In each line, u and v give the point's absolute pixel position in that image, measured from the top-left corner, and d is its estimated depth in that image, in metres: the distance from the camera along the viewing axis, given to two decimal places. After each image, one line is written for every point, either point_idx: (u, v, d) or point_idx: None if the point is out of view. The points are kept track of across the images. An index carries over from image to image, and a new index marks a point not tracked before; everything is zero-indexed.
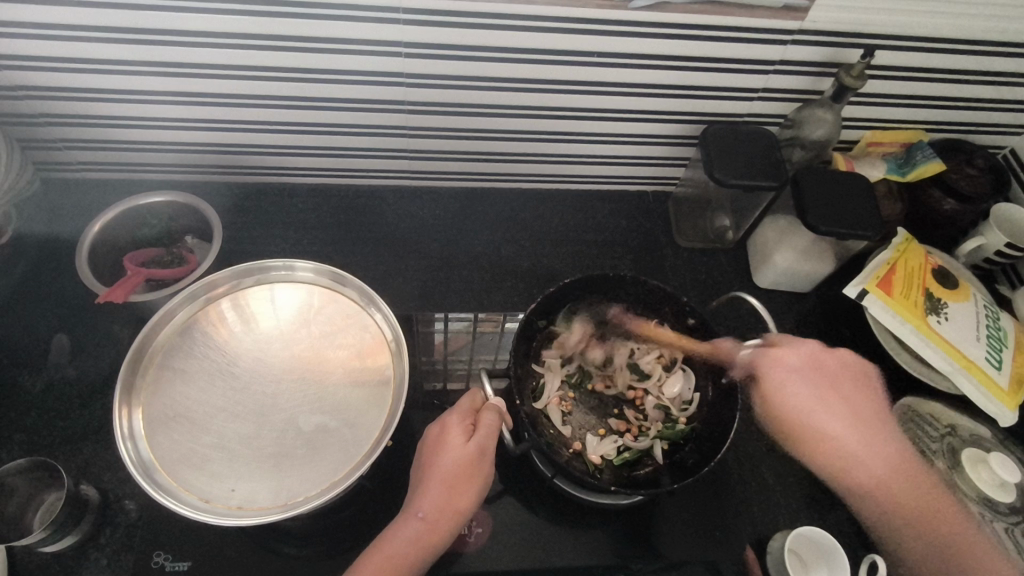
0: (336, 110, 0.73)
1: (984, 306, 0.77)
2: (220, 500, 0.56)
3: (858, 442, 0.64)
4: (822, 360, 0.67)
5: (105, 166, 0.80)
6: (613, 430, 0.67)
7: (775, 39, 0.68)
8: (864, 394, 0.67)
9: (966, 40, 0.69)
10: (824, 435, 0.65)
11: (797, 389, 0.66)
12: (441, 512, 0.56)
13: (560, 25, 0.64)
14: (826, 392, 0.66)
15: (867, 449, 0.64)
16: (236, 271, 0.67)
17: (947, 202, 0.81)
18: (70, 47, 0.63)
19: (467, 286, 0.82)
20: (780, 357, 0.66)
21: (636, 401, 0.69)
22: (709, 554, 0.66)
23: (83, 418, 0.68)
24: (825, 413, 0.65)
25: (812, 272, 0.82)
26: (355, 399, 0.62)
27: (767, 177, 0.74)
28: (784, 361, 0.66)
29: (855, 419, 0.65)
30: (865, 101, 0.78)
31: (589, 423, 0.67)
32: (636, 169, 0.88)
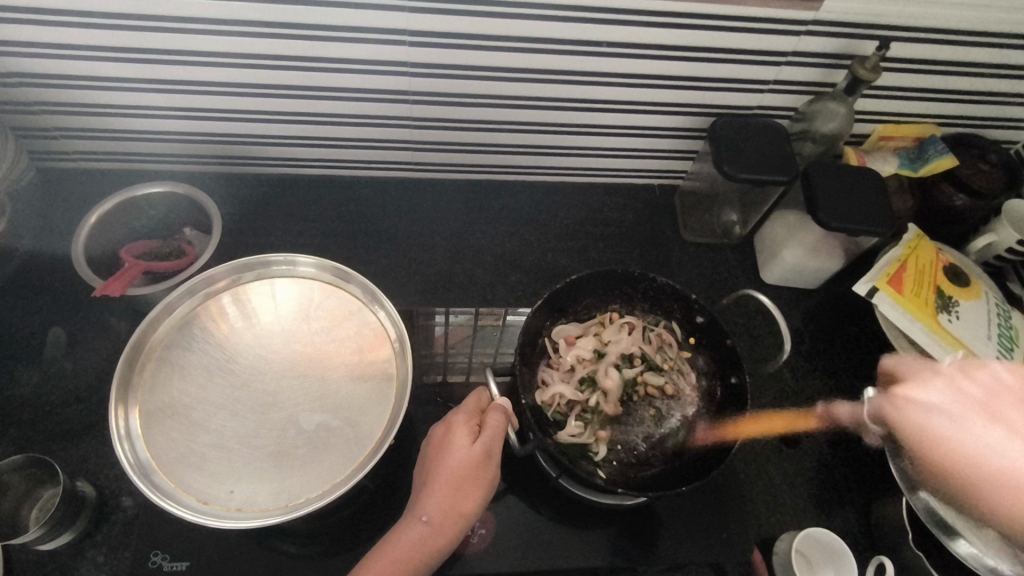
0: (338, 99, 0.71)
1: (994, 304, 0.76)
2: (219, 502, 0.55)
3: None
4: (993, 396, 0.62)
5: (100, 156, 0.79)
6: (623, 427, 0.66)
7: (787, 30, 0.66)
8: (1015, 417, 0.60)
9: (983, 32, 0.68)
10: (946, 445, 0.62)
11: (934, 405, 0.64)
12: (447, 516, 0.55)
13: (567, 14, 0.62)
14: (986, 420, 0.60)
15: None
16: (236, 265, 0.66)
17: (958, 197, 0.79)
18: (63, 33, 0.61)
19: (470, 280, 0.81)
20: (899, 397, 0.68)
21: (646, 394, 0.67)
22: (714, 555, 0.65)
23: (79, 414, 0.67)
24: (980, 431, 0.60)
25: (821, 268, 0.81)
26: (358, 395, 0.61)
27: (779, 172, 0.72)
28: (909, 397, 0.67)
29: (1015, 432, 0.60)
30: (877, 94, 0.76)
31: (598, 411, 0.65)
32: (641, 162, 0.87)
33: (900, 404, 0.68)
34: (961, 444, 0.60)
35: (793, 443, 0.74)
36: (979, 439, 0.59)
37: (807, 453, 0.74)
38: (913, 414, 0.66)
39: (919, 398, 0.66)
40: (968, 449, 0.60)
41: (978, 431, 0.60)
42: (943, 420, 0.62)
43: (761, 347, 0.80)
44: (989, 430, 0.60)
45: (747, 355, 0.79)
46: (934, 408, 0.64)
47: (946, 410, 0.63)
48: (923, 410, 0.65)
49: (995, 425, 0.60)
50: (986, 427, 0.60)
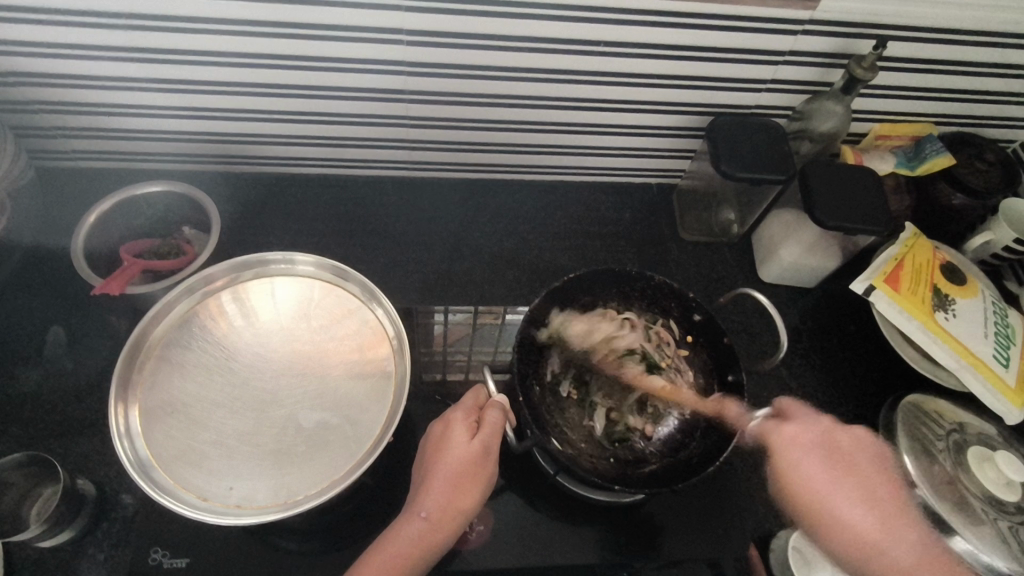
0: (335, 99, 0.72)
1: (991, 302, 0.76)
2: (219, 499, 0.55)
3: (884, 537, 0.59)
4: (837, 441, 0.66)
5: (100, 155, 0.79)
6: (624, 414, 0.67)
7: (785, 29, 0.66)
8: (873, 474, 0.64)
9: (980, 31, 0.68)
10: (824, 505, 0.62)
11: (806, 462, 0.64)
12: (445, 512, 0.55)
13: (565, 13, 0.63)
14: (841, 476, 0.63)
15: (885, 535, 0.59)
16: (234, 264, 0.66)
17: (956, 196, 0.79)
18: (62, 32, 0.61)
19: (468, 279, 0.81)
20: (789, 433, 0.65)
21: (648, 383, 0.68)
22: (712, 552, 0.65)
23: (79, 412, 0.67)
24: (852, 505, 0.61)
25: (819, 267, 0.81)
26: (356, 393, 0.62)
27: (775, 171, 0.72)
28: (796, 436, 0.65)
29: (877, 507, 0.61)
30: (874, 93, 0.77)
31: (599, 401, 0.67)
32: (639, 161, 0.87)
33: (782, 437, 0.65)
34: (818, 489, 0.63)
35: None
36: (822, 485, 0.63)
37: None
38: (785, 444, 0.64)
39: (802, 440, 0.65)
40: (799, 477, 0.63)
41: (840, 489, 0.62)
42: (798, 460, 0.64)
43: (760, 345, 0.80)
44: (846, 489, 0.62)
45: (744, 354, 0.80)
46: (805, 455, 0.64)
47: (809, 454, 0.64)
48: (793, 456, 0.64)
49: (833, 473, 0.63)
50: (840, 484, 0.62)
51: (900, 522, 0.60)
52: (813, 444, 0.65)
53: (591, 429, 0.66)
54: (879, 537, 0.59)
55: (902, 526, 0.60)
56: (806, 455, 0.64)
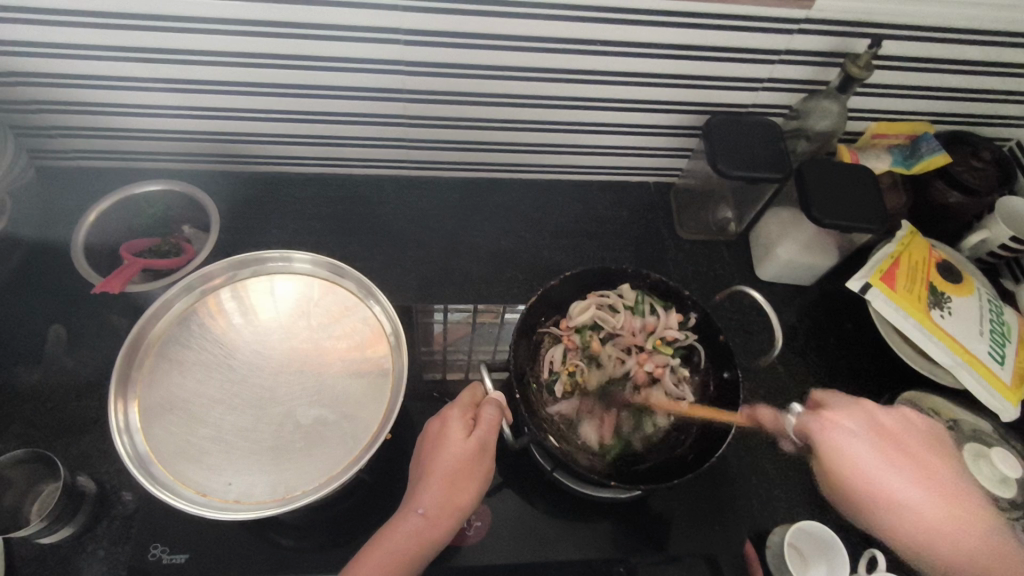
0: (333, 98, 0.72)
1: (987, 300, 0.77)
2: (218, 494, 0.56)
3: (935, 513, 0.57)
4: (879, 420, 0.61)
5: (99, 154, 0.79)
6: (603, 407, 0.67)
7: (780, 28, 0.67)
8: (920, 454, 0.60)
9: (975, 30, 0.68)
10: (883, 494, 0.58)
11: (854, 449, 0.59)
12: (443, 507, 0.56)
13: (561, 12, 0.63)
14: (893, 460, 0.59)
15: (943, 517, 0.56)
16: (232, 262, 0.67)
17: (952, 194, 0.79)
18: (63, 33, 0.62)
19: (467, 277, 0.81)
20: (830, 417, 0.61)
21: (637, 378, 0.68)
22: (709, 548, 0.65)
23: (80, 410, 0.68)
24: (902, 487, 0.58)
25: (816, 263, 0.81)
26: (354, 390, 0.62)
27: (771, 169, 0.72)
28: (839, 422, 0.61)
29: (928, 487, 0.58)
30: (870, 92, 0.77)
31: (594, 390, 0.68)
32: (637, 160, 0.87)
33: (824, 424, 0.61)
34: (868, 474, 0.58)
35: None
36: (880, 471, 0.58)
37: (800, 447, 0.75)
38: (827, 432, 0.60)
39: (843, 423, 0.61)
40: (856, 467, 0.58)
41: (895, 473, 0.58)
42: (849, 447, 0.59)
43: (757, 344, 0.80)
44: (898, 469, 0.58)
45: (742, 351, 0.80)
46: (857, 436, 0.60)
47: (862, 437, 0.60)
48: (843, 433, 0.60)
49: (889, 455, 0.59)
50: (893, 468, 0.58)
51: (958, 500, 0.58)
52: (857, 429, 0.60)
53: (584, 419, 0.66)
54: (937, 518, 0.56)
55: (957, 505, 0.57)
56: (856, 445, 0.59)
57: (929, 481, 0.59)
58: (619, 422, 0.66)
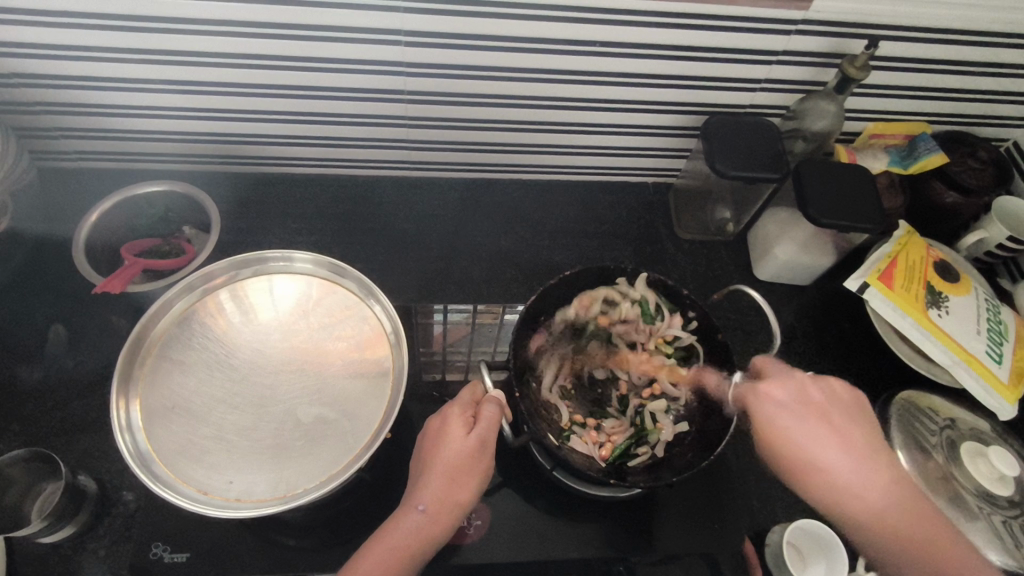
0: (333, 99, 0.72)
1: (984, 299, 0.77)
2: (219, 492, 0.56)
3: (857, 479, 0.54)
4: (813, 393, 0.58)
5: (101, 155, 0.80)
6: (587, 407, 0.68)
7: (778, 29, 0.67)
8: (851, 421, 0.57)
9: (971, 32, 0.69)
10: (802, 459, 0.55)
11: (778, 417, 0.57)
12: (442, 505, 0.56)
13: (560, 14, 0.63)
14: (818, 421, 0.56)
15: (864, 483, 0.54)
16: (234, 261, 0.67)
17: (948, 193, 0.80)
18: (65, 34, 0.62)
19: (467, 277, 0.82)
20: (765, 391, 0.59)
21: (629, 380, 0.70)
22: (707, 546, 0.66)
23: (82, 410, 0.68)
24: (825, 450, 0.55)
25: (813, 264, 0.82)
26: (355, 389, 0.62)
27: (770, 170, 0.73)
28: (771, 393, 0.58)
29: (851, 449, 0.55)
30: (868, 92, 0.78)
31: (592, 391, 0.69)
32: (635, 160, 0.88)
33: (758, 399, 0.59)
34: (798, 445, 0.56)
35: None
36: (806, 438, 0.56)
37: None
38: (762, 406, 0.58)
39: (777, 397, 0.58)
40: (789, 438, 0.56)
41: (818, 435, 0.56)
42: (780, 413, 0.57)
43: (755, 343, 0.81)
44: (828, 436, 0.56)
45: (740, 351, 0.80)
46: (789, 411, 0.57)
47: (795, 412, 0.57)
48: (776, 407, 0.57)
49: (821, 426, 0.56)
50: (816, 427, 0.56)
51: (887, 463, 0.56)
52: (792, 400, 0.58)
53: (580, 418, 0.67)
54: (853, 481, 0.54)
55: (883, 473, 0.55)
56: (790, 415, 0.57)
57: (868, 446, 0.56)
58: (600, 421, 0.67)
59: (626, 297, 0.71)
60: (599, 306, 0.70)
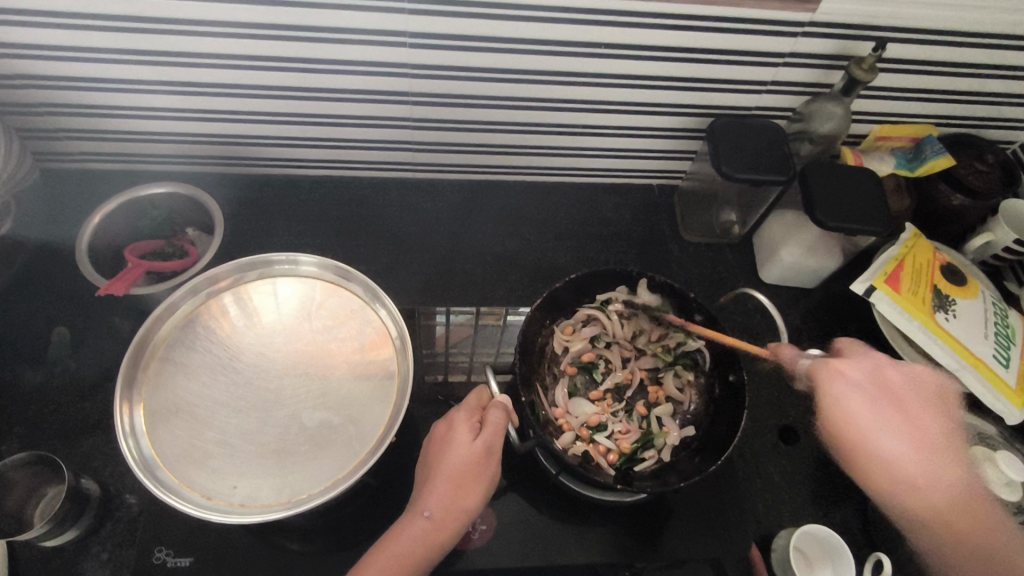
0: (337, 101, 0.72)
1: (991, 302, 0.77)
2: (223, 497, 0.56)
3: (925, 473, 0.53)
4: (887, 375, 0.57)
5: (103, 157, 0.79)
6: (599, 409, 0.67)
7: (786, 31, 0.67)
8: (922, 410, 0.56)
9: (980, 33, 0.68)
10: (864, 439, 0.55)
11: (845, 395, 0.56)
12: (447, 510, 0.56)
13: (567, 15, 0.63)
14: (888, 406, 0.56)
15: (927, 477, 0.53)
16: (239, 264, 0.67)
17: (956, 197, 0.79)
18: (69, 36, 0.62)
19: (470, 280, 0.81)
20: (837, 365, 0.57)
21: (637, 377, 0.70)
22: (714, 552, 0.65)
23: (85, 412, 0.68)
24: (893, 442, 0.54)
25: (820, 267, 0.81)
26: (359, 393, 0.62)
27: (776, 172, 0.73)
28: (842, 369, 0.57)
29: (918, 441, 0.54)
30: (874, 95, 0.77)
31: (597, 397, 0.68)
32: (640, 162, 0.87)
33: (830, 373, 0.57)
34: (860, 426, 0.55)
35: (791, 440, 0.74)
36: (874, 424, 0.55)
37: (806, 449, 0.74)
38: (832, 381, 0.57)
39: (850, 374, 0.57)
40: (842, 410, 0.55)
41: (886, 420, 0.55)
42: (847, 393, 0.56)
43: (760, 345, 0.80)
44: (891, 425, 0.55)
45: (746, 354, 0.80)
46: (857, 389, 0.56)
47: (866, 398, 0.56)
48: (846, 387, 0.56)
49: (898, 424, 0.55)
50: (886, 415, 0.55)
51: (941, 455, 0.54)
52: (865, 383, 0.57)
53: (586, 422, 0.65)
54: (918, 475, 0.53)
55: (948, 464, 0.54)
56: (857, 398, 0.55)
57: (937, 439, 0.55)
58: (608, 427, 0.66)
59: (622, 305, 0.70)
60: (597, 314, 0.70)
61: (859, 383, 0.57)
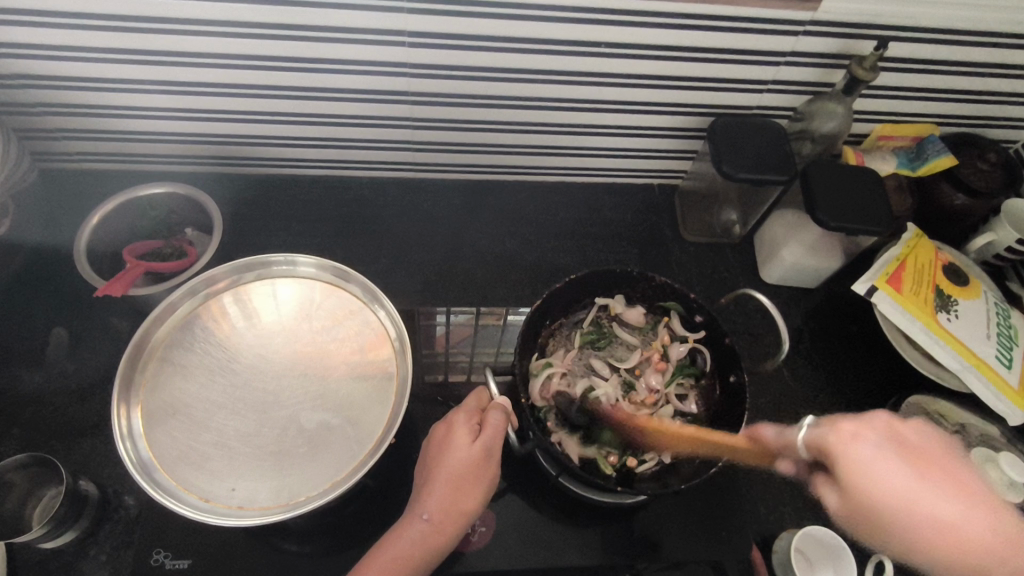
0: (336, 100, 0.72)
1: (994, 303, 0.76)
2: (221, 500, 0.56)
3: (1005, 546, 0.42)
4: (901, 433, 0.48)
5: (102, 157, 0.79)
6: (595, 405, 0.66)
7: (787, 30, 0.66)
8: (951, 466, 0.47)
9: (982, 32, 0.68)
10: (913, 514, 0.43)
11: (872, 464, 0.45)
12: (446, 513, 0.55)
13: (566, 14, 0.63)
14: (925, 468, 0.46)
15: (1006, 547, 0.43)
16: (237, 265, 0.66)
17: (957, 196, 0.79)
18: (67, 36, 0.61)
19: (470, 280, 0.81)
20: (848, 431, 0.47)
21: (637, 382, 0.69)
22: (714, 554, 0.65)
23: (83, 414, 0.67)
24: (951, 509, 0.44)
25: (821, 267, 0.81)
26: (358, 395, 0.62)
27: (777, 172, 0.72)
28: (856, 433, 0.47)
29: (968, 500, 0.44)
30: (876, 94, 0.77)
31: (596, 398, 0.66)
32: (641, 162, 0.87)
33: (842, 438, 0.47)
34: (907, 496, 0.44)
35: None
36: (918, 491, 0.44)
37: None
38: (849, 446, 0.46)
39: (866, 439, 0.46)
40: (868, 484, 0.44)
41: (932, 488, 0.44)
42: (875, 463, 0.45)
43: (761, 345, 0.80)
44: (938, 486, 0.45)
45: (747, 354, 0.79)
46: (884, 460, 0.45)
47: (896, 466, 0.45)
48: (866, 458, 0.45)
49: (941, 482, 0.45)
50: (927, 477, 0.45)
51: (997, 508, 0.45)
52: (898, 453, 0.45)
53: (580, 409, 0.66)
54: (1000, 546, 0.42)
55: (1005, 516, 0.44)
56: (894, 469, 0.45)
57: (988, 498, 0.45)
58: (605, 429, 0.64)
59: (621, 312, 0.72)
60: (598, 322, 0.72)
61: (878, 458, 0.45)
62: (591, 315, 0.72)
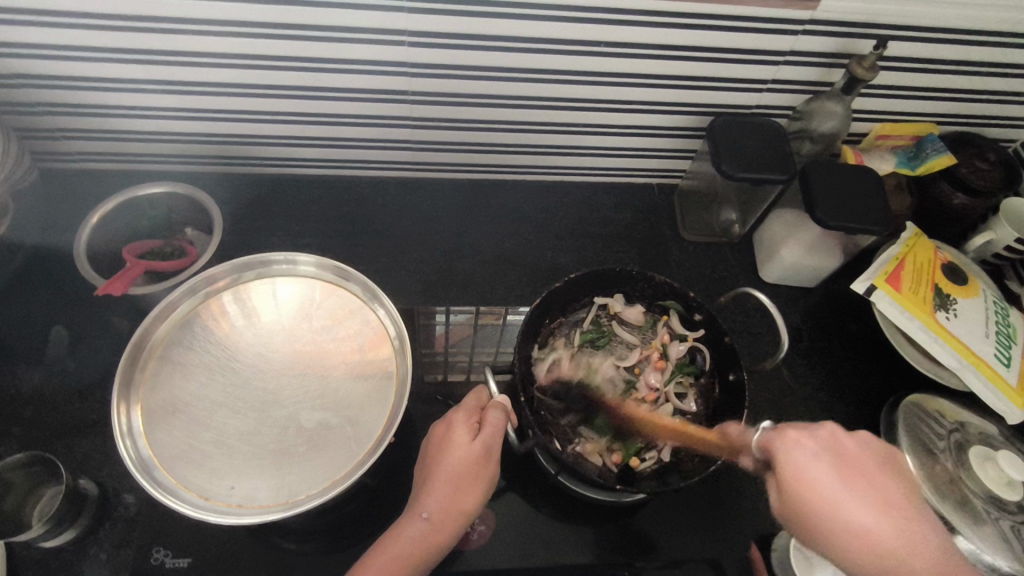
0: (336, 100, 0.72)
1: (993, 302, 0.77)
2: (220, 498, 0.56)
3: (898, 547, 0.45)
4: (840, 441, 0.50)
5: (102, 157, 0.79)
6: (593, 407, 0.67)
7: (786, 30, 0.66)
8: (873, 472, 0.48)
9: (980, 31, 0.68)
10: (837, 516, 0.46)
11: (808, 470, 0.48)
12: (446, 512, 0.55)
13: (566, 14, 0.63)
14: (846, 474, 0.48)
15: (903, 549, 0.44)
16: (236, 265, 0.67)
17: (956, 196, 0.79)
18: (67, 35, 0.61)
19: (470, 279, 0.81)
20: (794, 436, 0.49)
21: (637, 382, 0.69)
22: (713, 552, 0.65)
23: (83, 412, 0.67)
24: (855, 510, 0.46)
25: (820, 266, 0.81)
26: (357, 394, 0.62)
27: (776, 172, 0.72)
28: (803, 440, 0.49)
29: (880, 506, 0.47)
30: (875, 93, 0.77)
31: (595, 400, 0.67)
32: (640, 161, 0.87)
33: (786, 442, 0.49)
34: (829, 497, 0.46)
35: None
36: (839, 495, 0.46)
37: None
38: (791, 452, 0.49)
39: (808, 443, 0.49)
40: (810, 491, 0.47)
41: (848, 491, 0.47)
42: (807, 474, 0.47)
43: (760, 345, 0.80)
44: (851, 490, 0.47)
45: (746, 354, 0.79)
46: (822, 472, 0.47)
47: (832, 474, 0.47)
48: (803, 463, 0.48)
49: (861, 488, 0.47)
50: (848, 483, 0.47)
51: (902, 511, 0.47)
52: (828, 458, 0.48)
53: (577, 411, 0.66)
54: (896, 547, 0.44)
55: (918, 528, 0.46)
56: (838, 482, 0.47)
57: (897, 500, 0.47)
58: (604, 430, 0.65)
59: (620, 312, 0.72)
60: (597, 322, 0.72)
61: (819, 461, 0.48)
62: (591, 315, 0.72)
